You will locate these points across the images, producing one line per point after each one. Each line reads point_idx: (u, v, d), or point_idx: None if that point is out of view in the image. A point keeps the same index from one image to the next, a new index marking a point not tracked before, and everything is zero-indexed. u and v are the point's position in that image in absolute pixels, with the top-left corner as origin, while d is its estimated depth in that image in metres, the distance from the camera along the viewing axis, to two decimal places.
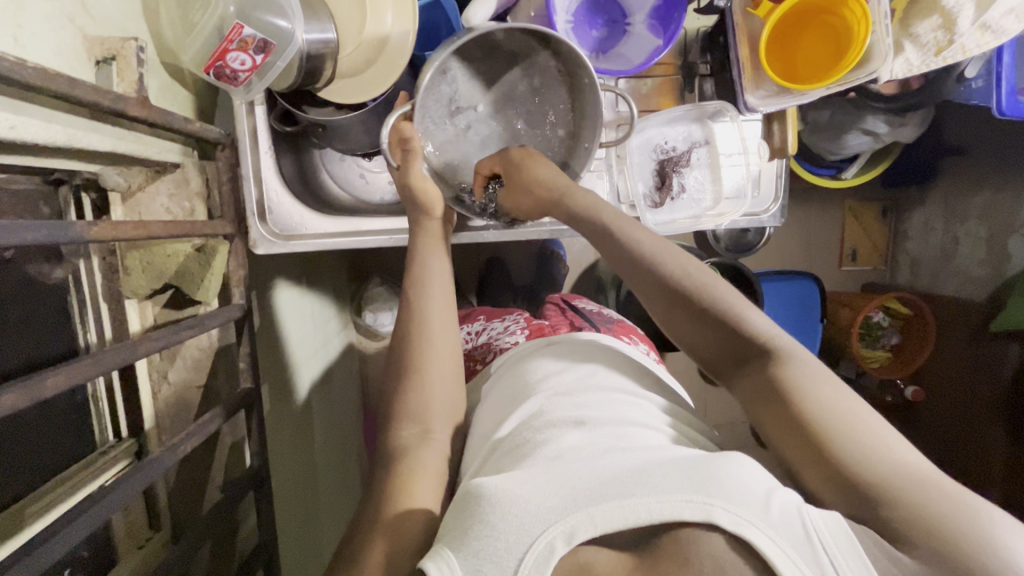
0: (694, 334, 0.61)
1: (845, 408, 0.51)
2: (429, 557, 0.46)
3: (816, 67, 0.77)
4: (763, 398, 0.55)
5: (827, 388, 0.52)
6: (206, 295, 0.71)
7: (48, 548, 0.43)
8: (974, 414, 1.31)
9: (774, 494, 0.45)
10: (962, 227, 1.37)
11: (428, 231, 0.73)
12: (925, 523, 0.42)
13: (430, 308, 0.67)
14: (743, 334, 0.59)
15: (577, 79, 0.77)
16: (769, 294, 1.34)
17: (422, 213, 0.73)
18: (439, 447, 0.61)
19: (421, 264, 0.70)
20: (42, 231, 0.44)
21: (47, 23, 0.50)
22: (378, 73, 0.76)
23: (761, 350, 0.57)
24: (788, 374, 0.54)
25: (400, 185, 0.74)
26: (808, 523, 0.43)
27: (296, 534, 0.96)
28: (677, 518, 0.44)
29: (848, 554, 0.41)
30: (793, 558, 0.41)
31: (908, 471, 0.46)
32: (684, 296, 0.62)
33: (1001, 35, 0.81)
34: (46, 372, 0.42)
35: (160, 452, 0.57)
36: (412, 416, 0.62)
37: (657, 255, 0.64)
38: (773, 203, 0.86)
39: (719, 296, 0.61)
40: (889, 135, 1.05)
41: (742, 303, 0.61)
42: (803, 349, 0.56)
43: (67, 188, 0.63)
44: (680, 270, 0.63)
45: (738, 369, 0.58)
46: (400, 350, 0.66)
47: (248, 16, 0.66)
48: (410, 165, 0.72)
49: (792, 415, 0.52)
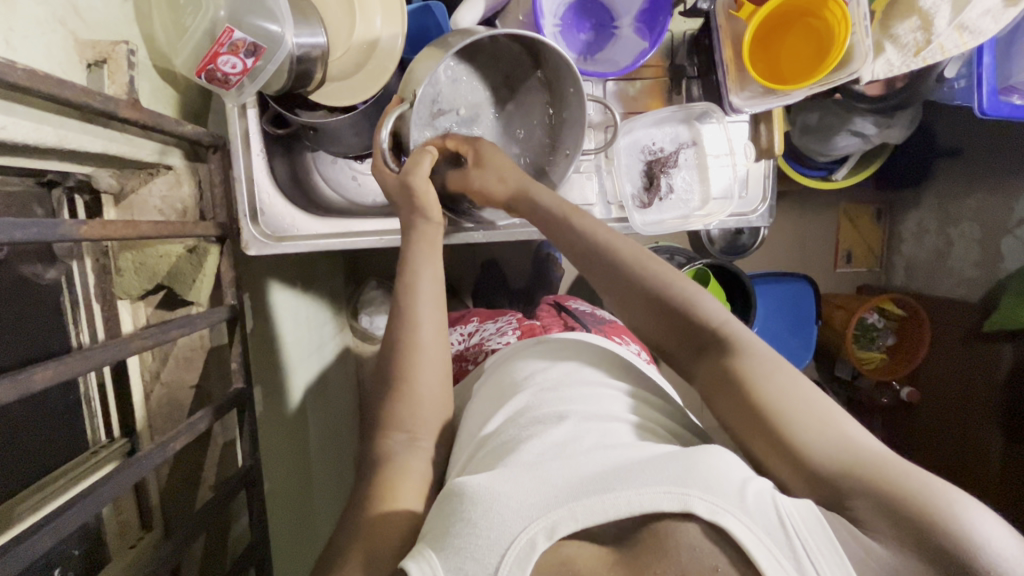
0: (654, 323, 0.62)
1: (801, 393, 0.51)
2: (411, 557, 0.47)
3: (797, 69, 0.79)
4: (718, 386, 0.55)
5: (785, 372, 0.53)
6: (196, 295, 0.74)
7: (33, 542, 0.44)
8: (970, 415, 1.31)
9: (750, 482, 0.45)
10: (956, 229, 1.37)
11: (421, 232, 0.72)
12: (889, 509, 0.42)
13: (420, 309, 0.67)
14: (697, 321, 0.60)
15: (561, 88, 0.79)
16: (762, 295, 1.35)
17: (417, 214, 0.72)
18: (424, 455, 0.62)
19: (411, 272, 0.69)
20: (31, 228, 0.45)
21: (39, 27, 0.51)
22: (369, 74, 0.78)
23: (717, 336, 0.58)
24: (743, 360, 0.54)
25: (399, 187, 0.73)
26: (784, 511, 0.42)
27: (289, 535, 0.96)
28: (656, 510, 0.44)
29: (821, 540, 0.41)
30: (774, 553, 0.41)
31: (867, 456, 0.46)
32: (642, 287, 0.63)
33: (979, 36, 0.82)
34: (33, 366, 0.43)
35: (149, 449, 0.58)
36: (397, 423, 0.62)
37: (614, 247, 0.66)
38: (760, 204, 0.87)
39: (675, 286, 0.63)
40: (878, 136, 1.06)
41: (696, 291, 0.62)
42: (756, 337, 0.57)
43: (60, 190, 0.64)
44: (636, 260, 0.65)
45: (695, 359, 0.59)
46: (390, 352, 0.66)
47: (240, 19, 0.66)
48: (416, 168, 0.71)
49: (746, 402, 0.52)
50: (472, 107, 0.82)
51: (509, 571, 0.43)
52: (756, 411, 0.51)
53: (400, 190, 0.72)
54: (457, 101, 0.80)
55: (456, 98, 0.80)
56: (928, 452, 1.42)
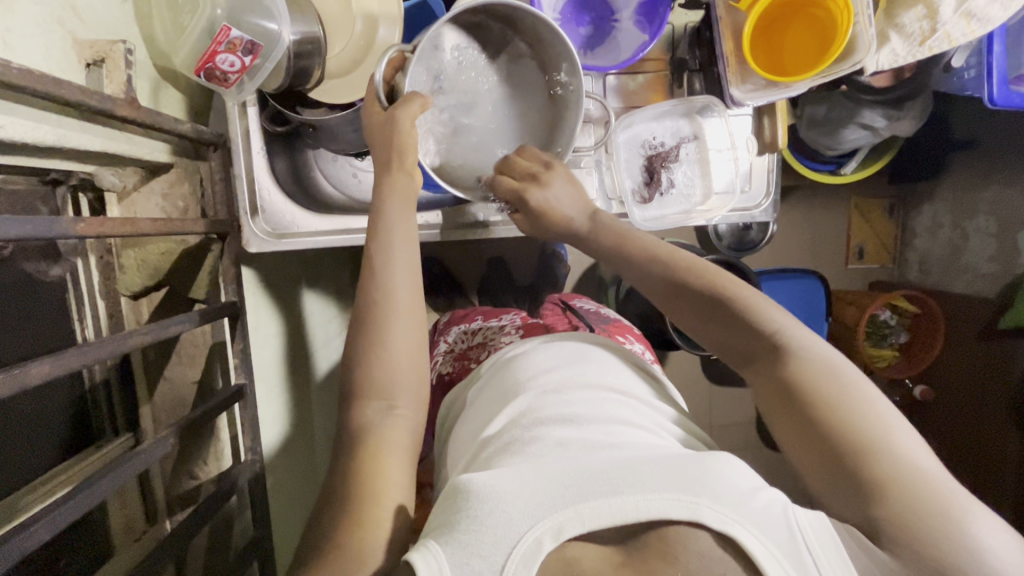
0: (706, 328, 0.63)
1: (854, 401, 0.52)
2: (414, 548, 0.46)
3: (801, 60, 0.77)
4: (775, 395, 0.56)
5: (835, 380, 0.54)
6: (198, 289, 0.76)
7: (32, 532, 0.45)
8: (986, 414, 1.28)
9: (760, 492, 0.47)
10: (971, 222, 1.34)
11: (394, 186, 0.71)
12: (907, 523, 0.45)
13: (393, 273, 0.66)
14: (753, 329, 0.59)
15: (558, 74, 0.79)
16: (771, 292, 1.33)
17: (388, 163, 0.71)
18: (406, 424, 0.61)
19: (386, 229, 0.68)
20: (29, 226, 0.45)
21: (37, 27, 0.52)
22: (366, 70, 0.78)
23: (771, 342, 0.58)
24: (798, 369, 0.55)
25: (379, 129, 0.71)
26: (793, 523, 0.45)
27: (294, 530, 0.97)
28: (664, 517, 0.44)
29: (832, 553, 0.44)
30: (781, 561, 0.42)
31: (899, 464, 0.48)
32: (692, 293, 0.64)
33: (986, 23, 0.80)
34: (30, 361, 0.44)
35: (149, 443, 0.59)
36: (376, 392, 0.62)
37: (669, 257, 0.68)
38: (764, 198, 0.85)
39: (735, 292, 0.63)
40: (888, 128, 1.03)
41: (755, 297, 0.62)
42: (814, 341, 0.58)
43: (65, 189, 0.66)
44: (689, 265, 0.66)
45: (745, 367, 0.60)
46: (364, 315, 0.65)
47: (238, 19, 0.68)
48: (404, 108, 0.69)
49: (801, 416, 0.53)
50: (475, 95, 0.80)
51: (514, 571, 0.43)
52: (805, 418, 0.53)
53: (383, 127, 0.70)
54: (457, 89, 0.79)
55: (458, 86, 0.79)
56: (944, 450, 1.39)
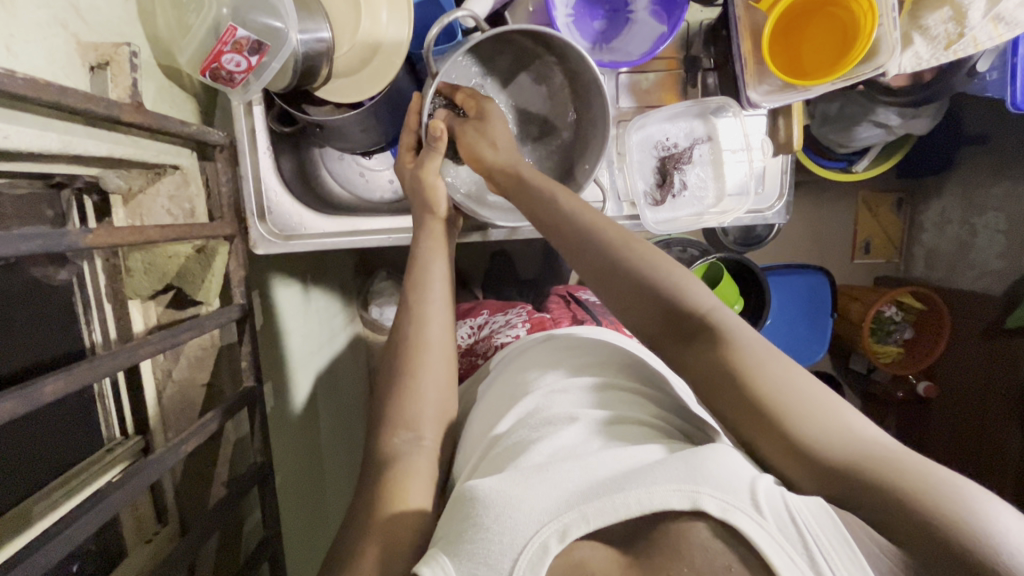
0: (639, 306, 0.60)
1: (799, 387, 0.49)
2: (424, 563, 0.46)
3: (822, 62, 0.76)
4: (714, 383, 0.53)
5: (776, 364, 0.51)
6: (207, 294, 0.72)
7: (52, 547, 0.44)
8: (991, 411, 1.28)
9: (759, 481, 0.44)
10: (979, 218, 1.32)
11: (431, 228, 0.75)
12: (900, 508, 0.40)
13: (428, 304, 0.69)
14: (682, 312, 0.57)
15: (584, 90, 0.80)
16: (777, 287, 1.32)
17: (428, 211, 0.75)
18: (430, 447, 0.62)
19: (421, 268, 0.71)
20: (37, 240, 0.44)
21: (40, 31, 0.50)
22: (375, 71, 0.76)
23: (703, 325, 0.56)
24: (735, 353, 0.52)
25: (412, 180, 0.77)
26: (791, 508, 0.41)
27: (302, 526, 0.98)
28: (667, 507, 0.43)
29: (832, 533, 0.39)
30: (786, 550, 0.39)
31: (877, 452, 0.44)
32: (626, 277, 0.61)
33: (1015, 27, 0.80)
34: (43, 379, 0.43)
35: (160, 452, 0.58)
36: (404, 418, 0.62)
37: (596, 234, 0.65)
38: (777, 200, 0.85)
39: (663, 277, 0.60)
40: (902, 127, 1.02)
41: (679, 276, 0.60)
42: (742, 322, 0.55)
43: (69, 192, 0.63)
44: (614, 237, 0.64)
45: (683, 348, 0.56)
46: (398, 349, 0.67)
47: (244, 17, 0.66)
48: (427, 162, 0.76)
49: (748, 402, 0.50)
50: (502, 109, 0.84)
51: None
52: (755, 408, 0.50)
53: (412, 182, 0.77)
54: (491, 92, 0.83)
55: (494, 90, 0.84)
56: (948, 446, 1.40)
